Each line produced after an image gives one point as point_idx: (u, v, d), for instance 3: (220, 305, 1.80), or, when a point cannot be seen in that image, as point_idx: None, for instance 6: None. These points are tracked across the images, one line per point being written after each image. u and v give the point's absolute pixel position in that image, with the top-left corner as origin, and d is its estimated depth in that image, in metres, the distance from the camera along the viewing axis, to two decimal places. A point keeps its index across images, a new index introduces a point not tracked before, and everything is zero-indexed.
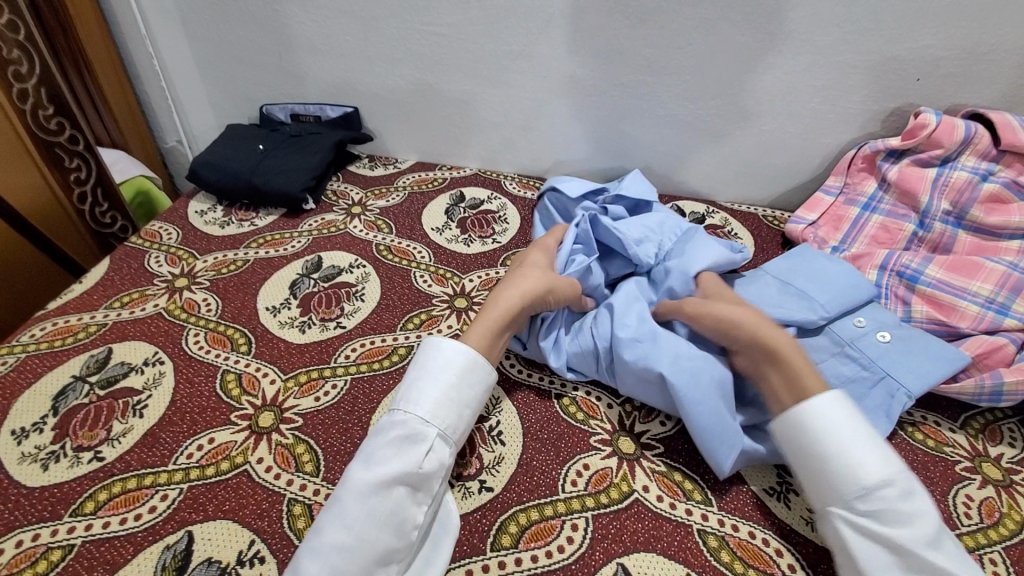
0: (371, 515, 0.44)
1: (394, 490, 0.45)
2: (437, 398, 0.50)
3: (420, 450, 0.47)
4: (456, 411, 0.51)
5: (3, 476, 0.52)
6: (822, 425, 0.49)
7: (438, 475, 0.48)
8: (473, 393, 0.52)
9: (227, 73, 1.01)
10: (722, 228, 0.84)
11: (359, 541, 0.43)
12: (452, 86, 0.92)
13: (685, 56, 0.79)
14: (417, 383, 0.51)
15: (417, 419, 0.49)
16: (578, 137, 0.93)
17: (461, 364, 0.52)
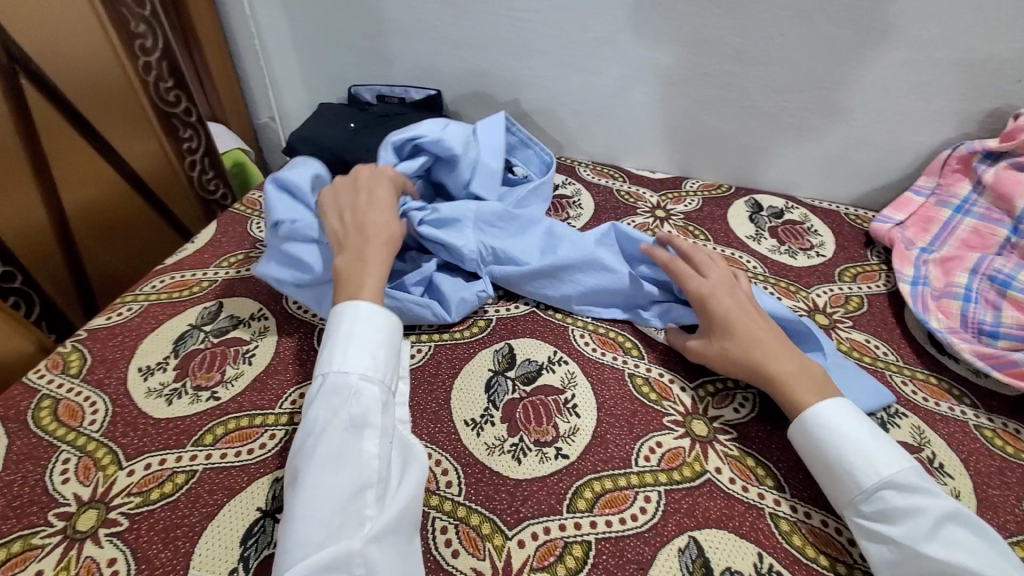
0: (323, 459, 0.47)
1: (335, 435, 0.48)
2: (349, 350, 0.53)
3: (342, 398, 0.50)
4: (376, 356, 0.53)
5: (133, 406, 0.58)
6: (820, 429, 0.50)
7: (369, 409, 0.50)
8: (380, 334, 0.54)
9: (320, 54, 1.07)
10: (801, 224, 0.83)
11: (322, 483, 0.46)
12: (533, 73, 0.94)
13: (776, 47, 0.78)
14: (330, 347, 0.53)
15: (336, 373, 0.52)
16: (655, 126, 0.93)
17: (362, 315, 0.55)
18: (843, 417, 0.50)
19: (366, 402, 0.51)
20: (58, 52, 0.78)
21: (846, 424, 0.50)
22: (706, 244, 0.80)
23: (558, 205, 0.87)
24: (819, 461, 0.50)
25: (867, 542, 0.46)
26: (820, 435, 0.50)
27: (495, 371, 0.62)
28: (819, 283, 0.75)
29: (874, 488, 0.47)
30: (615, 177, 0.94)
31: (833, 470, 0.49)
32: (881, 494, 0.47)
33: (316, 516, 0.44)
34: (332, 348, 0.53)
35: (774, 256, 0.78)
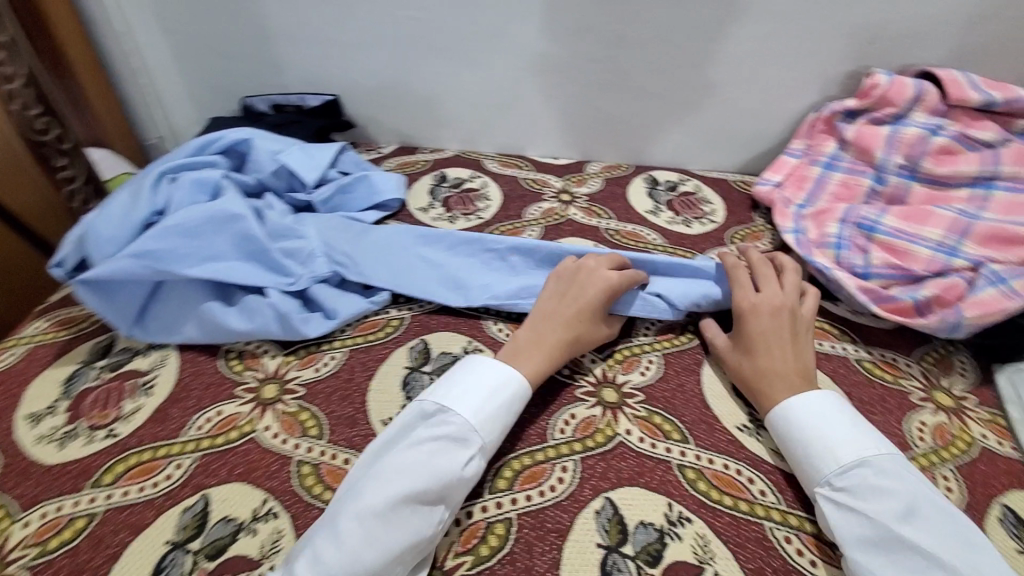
0: (391, 503, 0.46)
1: (421, 480, 0.47)
2: (474, 404, 0.52)
3: (451, 452, 0.49)
4: (495, 416, 0.53)
5: (22, 455, 0.54)
6: (806, 415, 0.53)
7: (460, 474, 0.49)
8: (511, 396, 0.54)
9: (206, 67, 1.02)
10: (694, 194, 0.89)
11: (377, 525, 0.45)
12: (429, 70, 0.95)
13: (651, 29, 0.83)
14: (444, 390, 0.54)
15: (442, 417, 0.52)
16: (553, 114, 0.96)
17: (505, 376, 0.55)
18: (827, 406, 0.53)
19: (459, 453, 0.50)
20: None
21: (819, 413, 0.52)
22: (609, 221, 0.84)
23: (466, 199, 0.89)
24: (799, 442, 0.52)
25: (830, 510, 0.48)
26: (808, 421, 0.52)
27: (411, 368, 0.62)
28: (713, 248, 0.80)
29: (853, 465, 0.49)
30: (520, 167, 0.96)
31: (811, 446, 0.51)
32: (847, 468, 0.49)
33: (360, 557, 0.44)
34: (474, 398, 0.53)
35: (671, 226, 0.83)
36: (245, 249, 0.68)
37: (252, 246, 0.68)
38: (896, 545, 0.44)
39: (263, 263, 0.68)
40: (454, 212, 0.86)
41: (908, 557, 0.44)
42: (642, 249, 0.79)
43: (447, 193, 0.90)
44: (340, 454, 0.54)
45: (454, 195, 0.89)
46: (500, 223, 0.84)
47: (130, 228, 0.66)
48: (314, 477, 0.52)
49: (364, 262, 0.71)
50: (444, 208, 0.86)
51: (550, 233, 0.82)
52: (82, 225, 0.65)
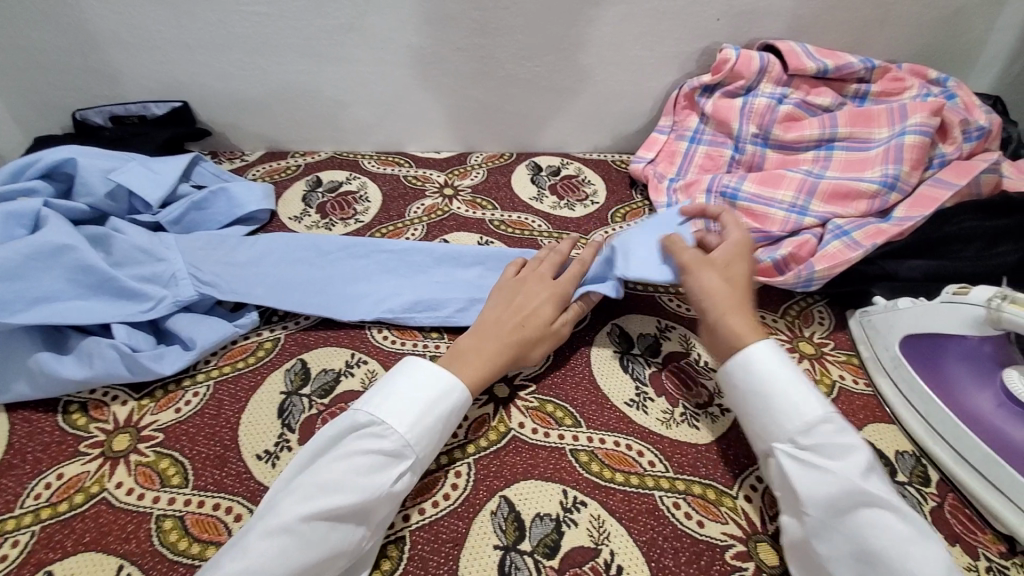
0: (310, 525, 0.42)
1: (347, 498, 0.44)
2: (413, 415, 0.48)
3: (378, 467, 0.46)
4: (427, 428, 0.48)
5: None
6: (761, 366, 0.50)
7: (388, 492, 0.45)
8: (446, 409, 0.50)
9: (20, 79, 0.89)
10: (576, 177, 0.90)
11: (288, 553, 0.41)
12: (287, 69, 0.88)
13: (513, 15, 0.82)
14: (389, 395, 0.49)
15: (376, 427, 0.47)
16: (429, 107, 0.93)
17: (443, 384, 0.50)
18: (781, 360, 0.50)
19: (396, 465, 0.46)
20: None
21: (781, 368, 0.50)
22: (494, 212, 0.82)
23: (343, 203, 0.84)
24: (761, 395, 0.49)
25: (795, 469, 0.46)
26: (766, 372, 0.49)
27: (288, 392, 0.57)
28: (596, 229, 0.81)
29: (817, 422, 0.47)
30: (400, 164, 0.93)
31: (774, 408, 0.48)
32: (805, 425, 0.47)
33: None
34: (414, 407, 0.48)
35: (557, 212, 0.84)
36: (82, 283, 0.59)
37: (89, 279, 0.59)
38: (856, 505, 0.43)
39: (111, 294, 0.60)
40: (332, 218, 0.81)
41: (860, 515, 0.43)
42: (528, 237, 0.79)
43: (322, 198, 0.84)
44: (209, 500, 0.49)
45: (330, 200, 0.84)
46: (381, 225, 0.80)
47: None
48: (178, 531, 0.47)
49: (232, 280, 0.64)
50: (319, 215, 0.81)
51: (434, 230, 0.79)
52: None
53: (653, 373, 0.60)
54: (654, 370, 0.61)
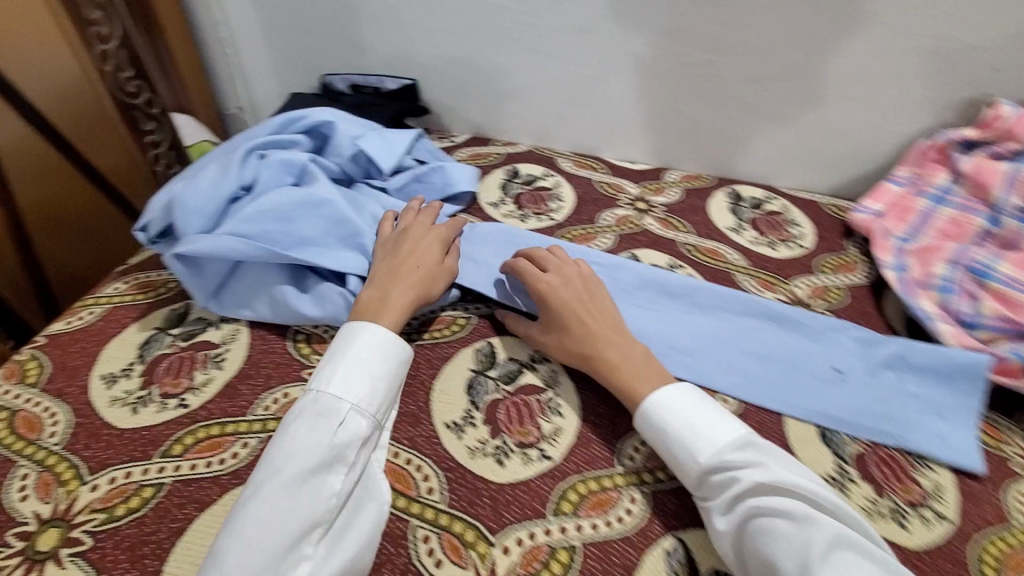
0: (287, 483, 0.46)
1: (309, 457, 0.47)
2: (348, 377, 0.52)
3: (328, 422, 0.49)
4: (366, 385, 0.52)
5: (97, 417, 0.55)
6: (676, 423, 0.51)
7: (340, 448, 0.48)
8: (386, 368, 0.53)
9: (289, 41, 1.03)
10: (780, 215, 0.84)
11: (274, 502, 0.45)
12: (511, 61, 0.92)
13: (754, 36, 0.78)
14: (332, 368, 0.53)
15: (329, 396, 0.51)
16: (636, 116, 0.92)
17: (374, 341, 0.54)
18: (702, 414, 0.51)
19: (336, 420, 0.50)
20: (20, 69, 0.72)
21: (690, 418, 0.51)
22: (688, 236, 0.79)
23: (538, 198, 0.86)
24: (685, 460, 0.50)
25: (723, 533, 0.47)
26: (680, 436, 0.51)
27: (477, 371, 0.60)
28: (798, 274, 0.75)
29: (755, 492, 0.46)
30: (595, 169, 0.93)
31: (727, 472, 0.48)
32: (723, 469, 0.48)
33: (275, 531, 0.44)
34: (344, 368, 0.52)
35: (756, 247, 0.78)
36: (335, 234, 0.66)
37: (340, 232, 0.66)
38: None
39: (353, 247, 0.66)
40: (526, 211, 0.84)
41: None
42: (723, 270, 0.75)
43: (519, 190, 0.87)
44: (403, 454, 0.53)
45: (526, 193, 0.87)
46: (572, 226, 0.81)
47: (219, 204, 0.65)
48: None
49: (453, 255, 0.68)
50: (515, 206, 0.84)
51: (625, 242, 0.78)
52: (171, 194, 0.66)
53: (857, 453, 0.57)
54: (859, 451, 0.57)
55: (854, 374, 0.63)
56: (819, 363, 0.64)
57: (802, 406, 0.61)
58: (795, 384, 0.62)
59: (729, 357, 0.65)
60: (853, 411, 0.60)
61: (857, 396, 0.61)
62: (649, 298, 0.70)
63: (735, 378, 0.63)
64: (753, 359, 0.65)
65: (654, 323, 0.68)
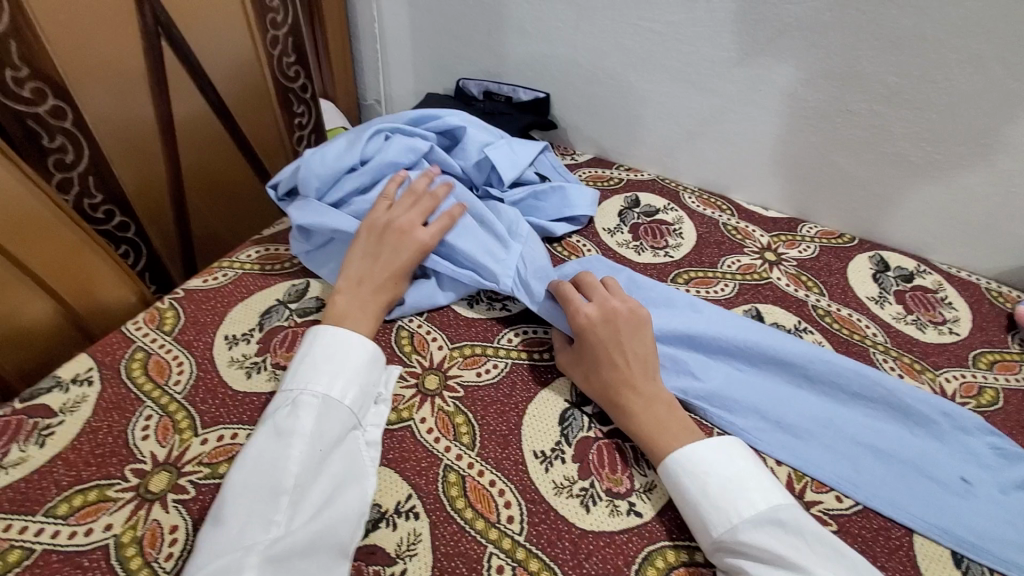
0: (259, 465, 0.46)
1: (268, 438, 0.48)
2: (314, 366, 0.53)
3: (299, 411, 0.50)
4: (332, 371, 0.53)
5: (216, 374, 0.59)
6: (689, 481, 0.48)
7: (300, 429, 0.48)
8: (366, 362, 0.55)
9: (434, 43, 1.06)
10: (933, 293, 0.74)
11: (248, 487, 0.45)
12: (651, 86, 0.89)
13: (938, 92, 0.69)
14: (300, 360, 0.54)
15: (295, 385, 0.51)
16: (777, 160, 0.86)
17: (335, 335, 0.55)
18: (723, 474, 0.48)
19: (290, 403, 0.50)
20: (205, 39, 0.76)
21: (724, 478, 0.48)
22: (819, 299, 0.72)
23: (656, 231, 0.82)
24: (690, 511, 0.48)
25: None
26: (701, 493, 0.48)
27: (571, 403, 0.58)
28: (949, 365, 0.66)
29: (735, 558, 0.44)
30: (721, 209, 0.87)
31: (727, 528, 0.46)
32: (736, 539, 0.45)
33: (237, 521, 0.44)
34: (318, 364, 0.53)
35: (898, 325, 0.70)
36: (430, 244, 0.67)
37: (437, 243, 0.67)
38: None
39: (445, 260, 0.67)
40: (642, 242, 0.80)
41: None
42: (858, 343, 0.67)
43: (637, 219, 0.84)
44: (487, 474, 0.52)
45: (644, 224, 0.83)
46: (690, 267, 0.77)
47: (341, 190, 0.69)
48: (458, 489, 0.51)
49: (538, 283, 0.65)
50: (631, 236, 0.81)
51: (745, 293, 0.73)
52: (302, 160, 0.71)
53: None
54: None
55: (985, 489, 0.53)
56: (945, 470, 0.54)
57: (917, 516, 0.52)
58: (915, 491, 0.53)
59: (837, 444, 0.56)
60: (982, 532, 0.50)
61: (987, 514, 0.51)
62: (758, 361, 0.61)
63: (843, 469, 0.54)
64: (864, 450, 0.56)
65: (754, 388, 0.59)
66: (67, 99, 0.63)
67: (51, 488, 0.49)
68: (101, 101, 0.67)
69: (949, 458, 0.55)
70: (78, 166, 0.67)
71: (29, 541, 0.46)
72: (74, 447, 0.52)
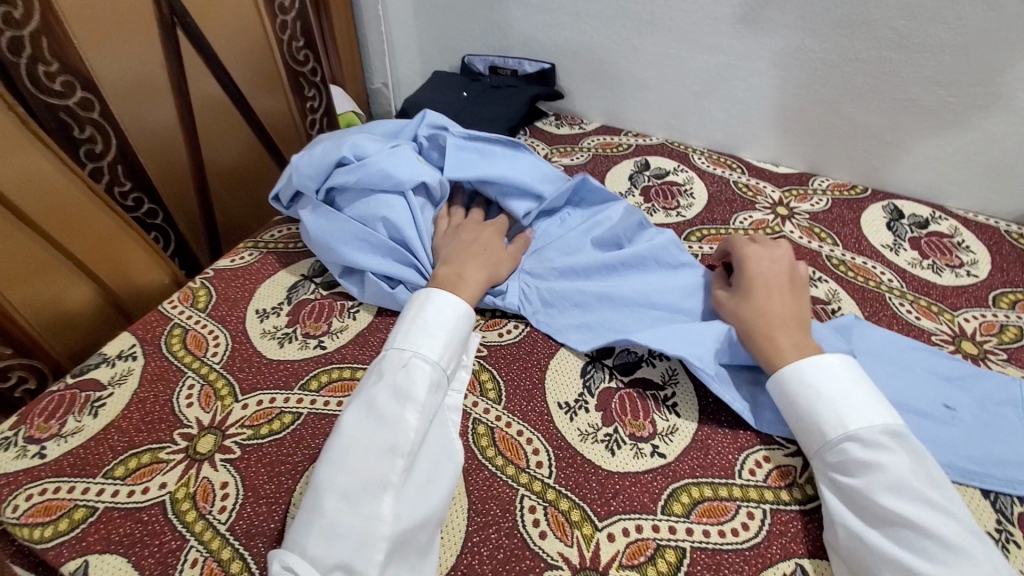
0: (371, 426, 0.47)
1: (383, 401, 0.48)
2: (424, 333, 0.53)
3: (405, 375, 0.50)
4: (442, 337, 0.53)
5: (250, 344, 0.62)
6: (799, 383, 0.49)
7: (416, 393, 0.49)
8: (461, 327, 0.55)
9: (437, 21, 1.07)
10: (949, 237, 0.74)
11: (360, 445, 0.46)
12: (657, 50, 0.89)
13: (947, 33, 0.69)
14: (413, 326, 0.54)
15: (406, 351, 0.52)
16: (784, 117, 0.86)
17: (443, 304, 0.55)
18: (833, 380, 0.48)
19: (403, 368, 0.50)
20: (219, 26, 0.79)
21: (830, 381, 0.48)
22: (834, 248, 0.73)
23: (668, 192, 0.83)
24: (795, 410, 0.49)
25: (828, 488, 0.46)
26: (803, 396, 0.49)
27: (591, 357, 0.60)
28: (968, 306, 0.66)
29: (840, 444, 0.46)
30: (732, 168, 0.88)
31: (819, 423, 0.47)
32: (846, 434, 0.46)
33: (349, 477, 0.44)
34: (422, 329, 0.53)
35: (915, 270, 0.70)
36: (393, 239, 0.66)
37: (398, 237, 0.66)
38: (886, 522, 0.42)
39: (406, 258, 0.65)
40: (654, 204, 0.81)
41: (898, 532, 0.41)
42: (873, 289, 0.68)
43: (648, 182, 0.85)
44: (515, 425, 0.54)
45: (655, 185, 0.84)
46: (703, 225, 0.78)
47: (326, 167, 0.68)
48: (488, 440, 0.53)
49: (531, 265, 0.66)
50: (643, 198, 0.82)
51: None
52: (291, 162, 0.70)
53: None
54: None
55: (966, 411, 0.54)
56: (925, 402, 0.55)
57: None
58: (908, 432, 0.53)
59: None
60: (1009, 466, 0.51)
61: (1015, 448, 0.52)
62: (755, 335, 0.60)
63: None
64: None
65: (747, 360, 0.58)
66: (93, 89, 0.66)
67: (107, 453, 0.53)
68: (129, 93, 0.70)
69: (924, 390, 0.56)
70: (107, 156, 0.70)
71: (91, 500, 0.49)
72: (124, 416, 0.55)
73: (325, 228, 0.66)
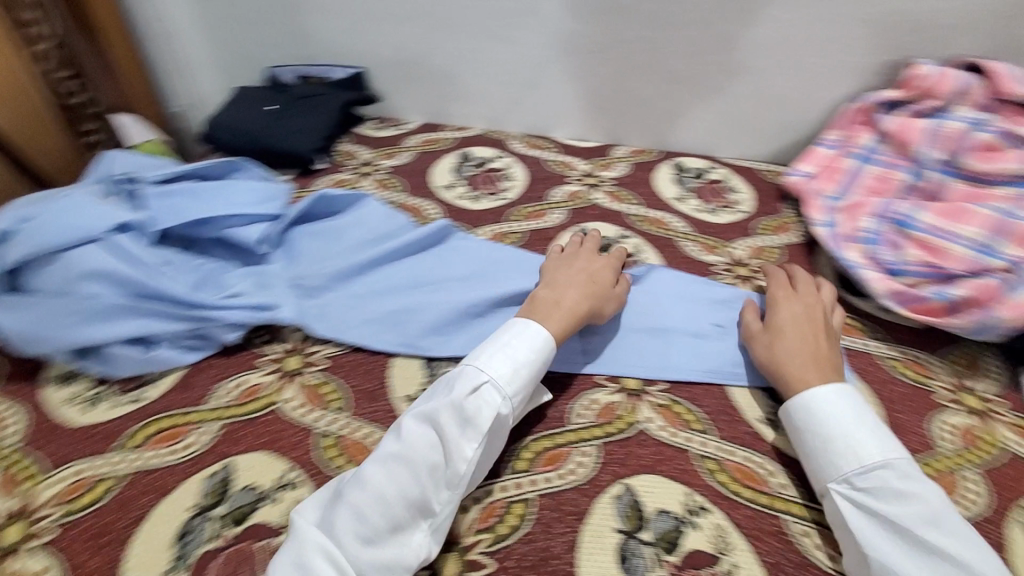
0: (385, 468, 0.47)
1: (408, 439, 0.48)
2: (496, 355, 0.53)
3: (444, 406, 0.50)
4: (513, 360, 0.53)
5: (52, 416, 0.55)
6: None
7: (450, 425, 0.49)
8: (535, 351, 0.54)
9: (234, 36, 1.02)
10: (721, 182, 0.87)
11: (377, 488, 0.46)
12: (457, 46, 0.93)
13: (685, 10, 0.81)
14: (489, 350, 0.54)
15: (469, 373, 0.52)
16: (579, 97, 0.94)
17: (517, 327, 0.55)
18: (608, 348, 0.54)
19: (465, 399, 0.50)
20: None
21: None
22: (635, 207, 0.82)
23: (491, 179, 0.88)
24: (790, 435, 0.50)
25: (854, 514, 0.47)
26: None
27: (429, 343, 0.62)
28: (740, 237, 0.79)
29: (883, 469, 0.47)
30: (545, 148, 0.95)
31: None
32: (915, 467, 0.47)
33: (354, 519, 0.45)
34: (495, 353, 0.53)
35: (699, 215, 0.82)
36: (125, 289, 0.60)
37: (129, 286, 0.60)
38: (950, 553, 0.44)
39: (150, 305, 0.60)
40: (479, 192, 0.86)
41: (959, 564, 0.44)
42: (668, 237, 0.78)
43: (471, 171, 0.89)
44: (361, 429, 0.55)
45: (478, 174, 0.89)
46: (524, 204, 0.83)
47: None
48: (334, 450, 0.53)
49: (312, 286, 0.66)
50: (468, 188, 0.86)
51: (574, 216, 0.81)
52: None
53: None
54: None
55: (733, 327, 0.65)
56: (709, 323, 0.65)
57: (709, 370, 0.61)
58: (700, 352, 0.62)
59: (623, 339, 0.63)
60: None
61: None
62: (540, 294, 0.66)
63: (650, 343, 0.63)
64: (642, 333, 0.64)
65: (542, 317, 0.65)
66: None
67: None
68: None
69: (702, 312, 0.66)
70: None
71: None
72: None
73: (57, 282, 0.59)
